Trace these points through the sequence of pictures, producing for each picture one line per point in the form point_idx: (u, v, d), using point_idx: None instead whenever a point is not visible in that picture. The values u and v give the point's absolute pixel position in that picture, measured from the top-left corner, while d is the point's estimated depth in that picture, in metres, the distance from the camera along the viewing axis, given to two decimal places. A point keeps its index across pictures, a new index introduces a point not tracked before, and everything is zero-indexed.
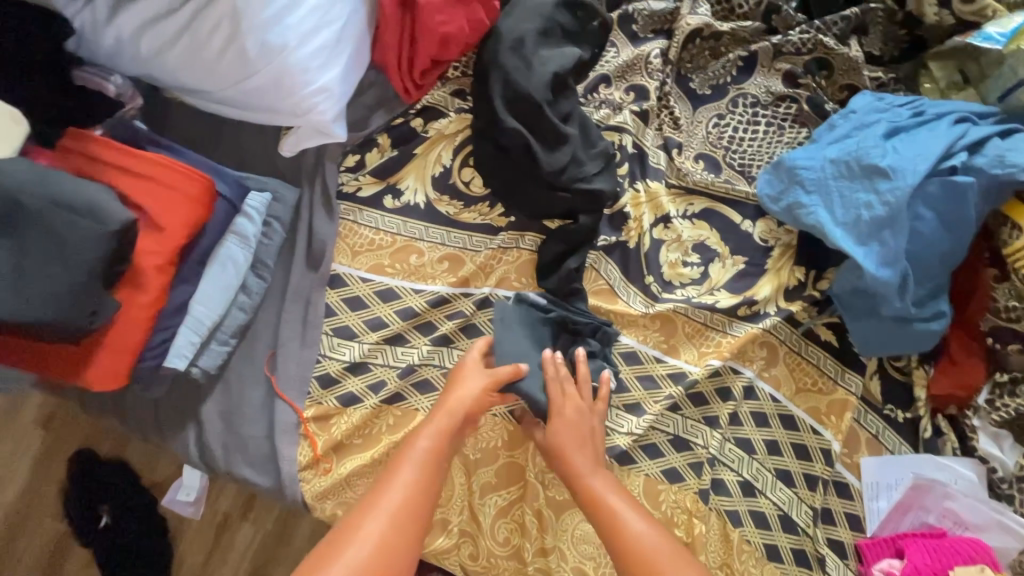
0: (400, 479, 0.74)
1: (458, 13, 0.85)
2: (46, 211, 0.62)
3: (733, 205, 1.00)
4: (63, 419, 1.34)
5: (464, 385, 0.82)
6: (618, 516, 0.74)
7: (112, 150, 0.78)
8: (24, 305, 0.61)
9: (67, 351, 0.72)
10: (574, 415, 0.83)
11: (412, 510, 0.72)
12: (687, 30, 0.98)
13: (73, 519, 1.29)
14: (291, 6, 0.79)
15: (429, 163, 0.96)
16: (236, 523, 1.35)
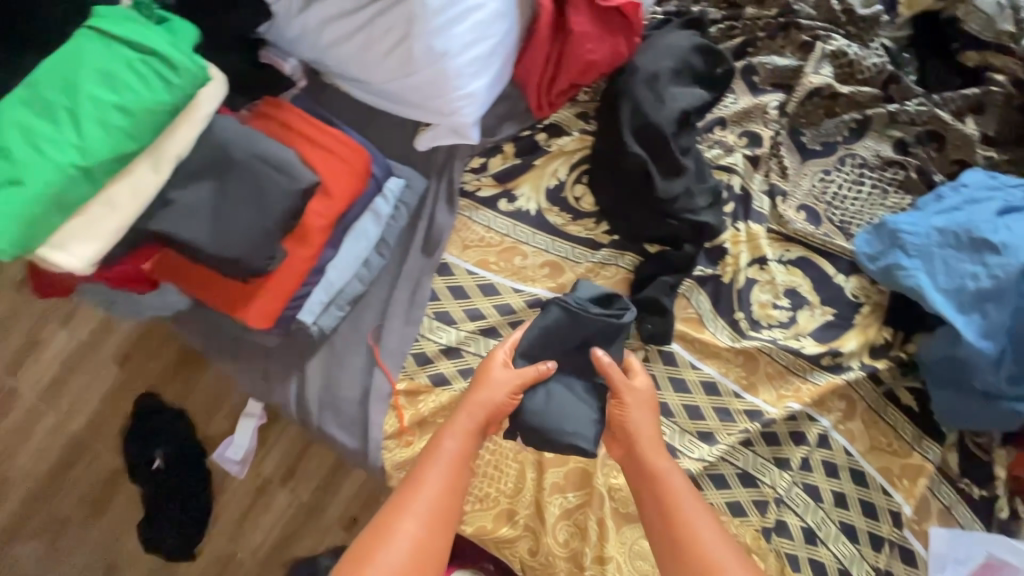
0: (431, 478, 0.81)
1: (605, 43, 0.93)
2: (252, 163, 0.76)
3: (829, 257, 1.03)
4: (139, 362, 1.58)
5: (490, 388, 0.85)
6: (661, 474, 0.83)
7: (285, 108, 0.91)
8: (220, 240, 0.74)
9: (234, 287, 0.86)
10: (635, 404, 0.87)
11: (442, 511, 0.79)
12: (808, 88, 1.02)
13: (132, 456, 1.51)
14: (460, 19, 0.88)
15: (546, 175, 1.03)
16: (274, 490, 1.55)
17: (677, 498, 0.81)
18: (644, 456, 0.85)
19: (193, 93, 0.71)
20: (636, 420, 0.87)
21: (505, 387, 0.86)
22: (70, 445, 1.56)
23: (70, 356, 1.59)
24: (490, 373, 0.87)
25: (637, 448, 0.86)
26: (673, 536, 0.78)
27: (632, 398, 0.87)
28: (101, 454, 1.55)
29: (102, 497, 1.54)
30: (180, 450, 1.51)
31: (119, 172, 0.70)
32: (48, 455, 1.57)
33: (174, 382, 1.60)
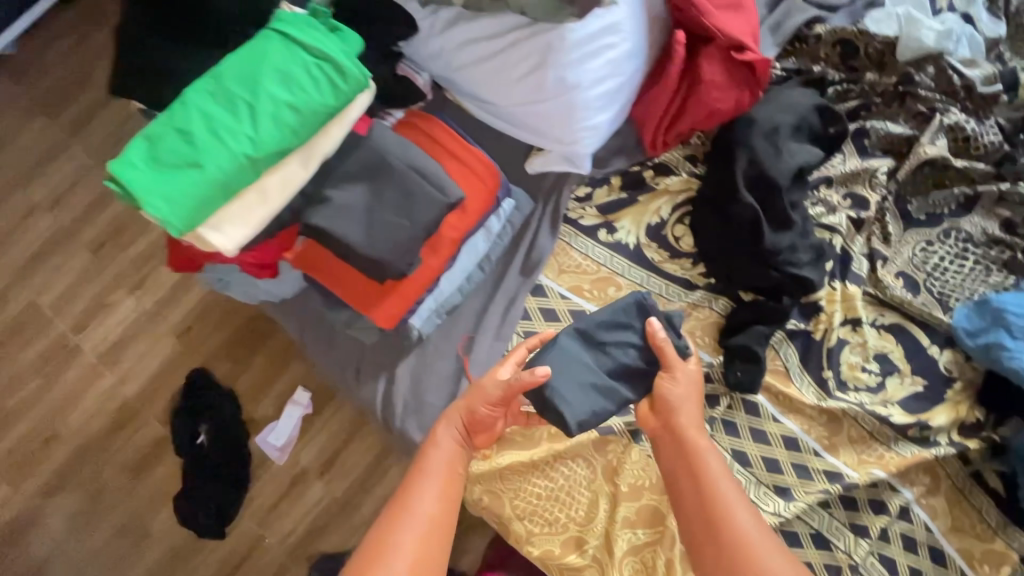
0: (427, 490, 0.82)
1: (731, 93, 0.95)
2: (405, 173, 0.81)
3: (924, 327, 1.02)
4: (197, 337, 1.66)
5: (476, 394, 0.87)
6: (702, 455, 0.81)
7: (426, 120, 0.96)
8: (370, 242, 0.80)
9: (370, 286, 0.92)
10: (681, 391, 0.85)
11: (439, 521, 0.80)
12: (922, 158, 1.02)
13: (180, 429, 1.58)
14: (594, 55, 0.93)
15: (648, 211, 1.05)
16: (310, 480, 1.57)
17: (715, 480, 0.79)
18: (688, 437, 0.82)
19: (354, 97, 0.75)
20: (681, 401, 0.85)
21: (485, 393, 0.86)
22: (121, 408, 1.64)
23: (134, 322, 1.69)
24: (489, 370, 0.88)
25: (677, 427, 0.84)
26: (711, 527, 0.76)
27: (684, 379, 0.86)
28: (148, 422, 1.63)
29: (145, 462, 1.61)
30: (226, 426, 1.58)
31: (276, 163, 0.74)
32: (95, 417, 1.64)
33: (226, 361, 1.64)
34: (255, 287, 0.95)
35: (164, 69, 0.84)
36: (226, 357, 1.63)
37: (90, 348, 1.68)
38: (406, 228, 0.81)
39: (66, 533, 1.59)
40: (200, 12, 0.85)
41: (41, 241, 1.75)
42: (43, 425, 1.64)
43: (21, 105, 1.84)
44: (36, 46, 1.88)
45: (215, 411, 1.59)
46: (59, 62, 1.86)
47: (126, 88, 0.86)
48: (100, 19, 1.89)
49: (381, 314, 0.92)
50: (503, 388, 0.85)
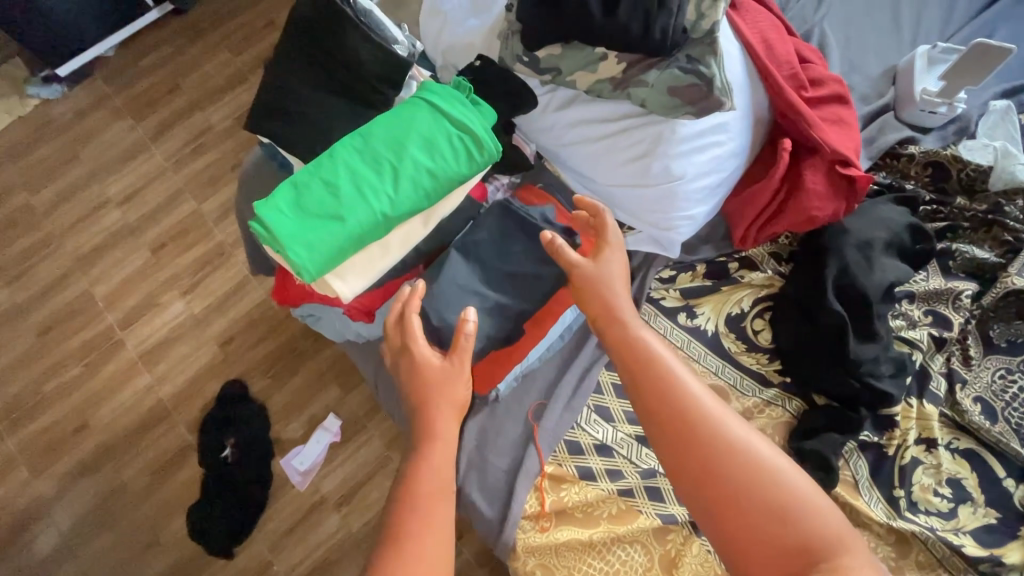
0: (420, 539, 0.66)
1: (830, 204, 0.98)
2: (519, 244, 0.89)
3: (1000, 457, 1.00)
4: (239, 349, 1.68)
5: (452, 384, 0.77)
6: (632, 326, 0.78)
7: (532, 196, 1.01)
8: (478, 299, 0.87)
9: None
10: (593, 271, 0.83)
11: (436, 553, 0.66)
12: (1008, 288, 1.02)
13: (208, 439, 1.57)
14: (700, 151, 0.97)
15: (730, 301, 1.07)
16: (328, 512, 1.53)
17: (650, 348, 0.76)
18: (619, 319, 0.79)
19: (483, 167, 0.80)
20: (611, 284, 0.82)
21: (454, 378, 0.77)
22: (150, 409, 1.64)
23: (181, 324, 1.71)
24: (418, 363, 0.77)
25: (606, 305, 0.81)
26: (655, 402, 0.72)
27: (605, 254, 0.84)
28: (176, 427, 1.62)
29: (166, 468, 1.59)
30: (255, 444, 1.57)
31: (403, 221, 0.78)
32: (124, 414, 1.64)
33: (266, 377, 1.65)
34: (343, 326, 0.96)
35: (302, 116, 0.90)
36: (266, 373, 1.65)
37: (134, 344, 1.70)
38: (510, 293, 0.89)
39: (72, 530, 1.55)
40: (341, 64, 0.90)
41: (107, 233, 1.81)
42: (73, 415, 1.64)
43: (113, 104, 1.95)
44: (137, 52, 2.01)
45: (247, 425, 1.59)
46: (155, 70, 1.98)
47: (260, 125, 0.92)
48: (197, 35, 2.01)
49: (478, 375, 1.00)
50: (464, 362, 0.78)
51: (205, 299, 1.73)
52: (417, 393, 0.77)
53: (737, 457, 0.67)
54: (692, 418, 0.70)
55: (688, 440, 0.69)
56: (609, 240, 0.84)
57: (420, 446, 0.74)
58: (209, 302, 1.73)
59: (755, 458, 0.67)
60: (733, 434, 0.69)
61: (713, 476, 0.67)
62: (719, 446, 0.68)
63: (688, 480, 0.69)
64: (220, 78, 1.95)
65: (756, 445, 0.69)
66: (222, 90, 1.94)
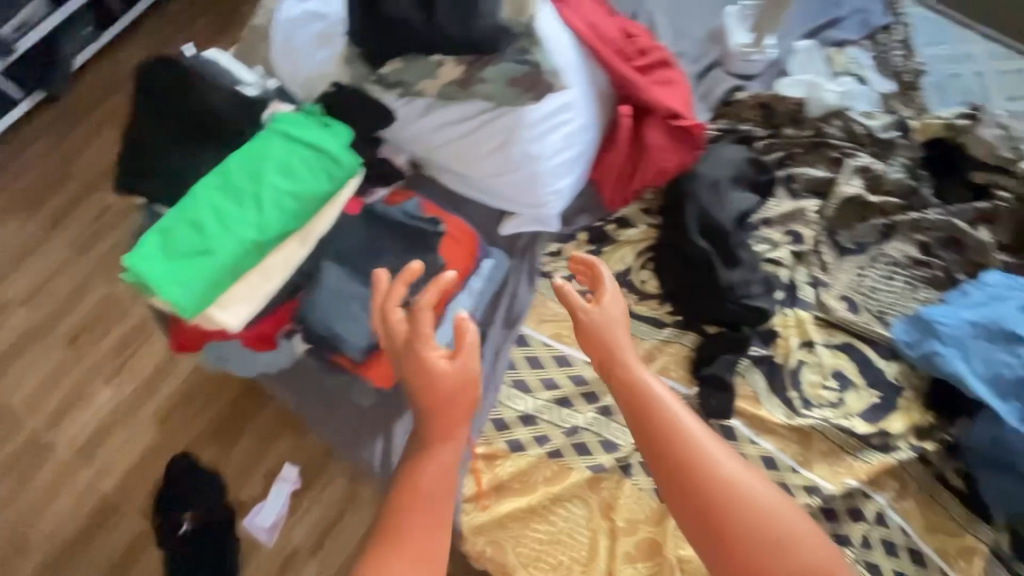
0: (412, 538, 0.70)
1: (675, 153, 1.11)
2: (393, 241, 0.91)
3: (870, 342, 1.13)
4: (179, 421, 1.64)
5: (462, 388, 0.75)
6: (637, 375, 0.81)
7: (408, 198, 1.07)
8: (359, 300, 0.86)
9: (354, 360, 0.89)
10: (603, 318, 0.84)
11: (428, 550, 0.71)
12: (842, 197, 1.18)
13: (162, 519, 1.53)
14: (552, 131, 1.07)
15: (615, 260, 1.16)
16: (302, 561, 1.51)
17: (658, 396, 0.79)
18: (625, 365, 0.82)
19: (345, 181, 0.86)
20: (611, 332, 0.84)
21: (468, 384, 0.76)
22: (97, 505, 1.58)
23: (118, 410, 1.66)
24: (430, 368, 0.75)
25: (610, 352, 0.83)
26: (668, 449, 0.76)
27: (610, 299, 0.86)
28: (128, 517, 1.56)
29: (125, 560, 1.53)
30: (214, 511, 1.54)
31: (278, 244, 0.83)
32: (70, 517, 1.57)
33: (212, 443, 1.62)
34: (256, 361, 0.98)
35: (171, 170, 0.93)
36: (211, 438, 1.62)
37: (67, 443, 1.63)
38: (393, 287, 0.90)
39: None
40: (198, 113, 0.95)
41: (16, 337, 1.74)
42: (12, 532, 1.56)
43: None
44: (15, 148, 1.95)
45: (201, 495, 1.55)
46: (38, 162, 1.92)
47: (131, 185, 0.94)
48: (75, 119, 1.97)
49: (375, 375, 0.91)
50: (477, 364, 0.76)
51: (135, 380, 1.68)
52: (421, 397, 0.76)
53: (736, 499, 0.72)
54: (701, 465, 0.74)
55: (694, 484, 0.74)
56: (607, 291, 0.86)
57: (432, 444, 0.76)
58: (139, 382, 1.68)
59: (754, 499, 0.72)
60: (730, 474, 0.74)
61: (720, 519, 0.72)
62: (725, 492, 0.73)
63: (691, 516, 0.73)
64: (101, 156, 1.90)
65: (756, 486, 0.73)
66: (108, 169, 1.90)
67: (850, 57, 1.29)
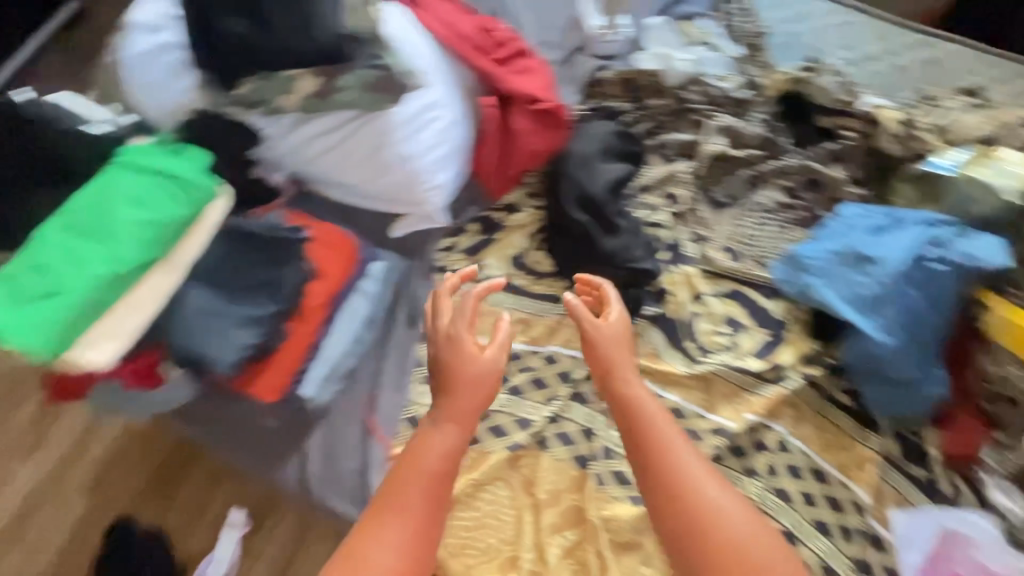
0: (414, 505, 0.75)
1: (543, 136, 1.17)
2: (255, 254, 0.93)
3: (754, 286, 1.20)
4: None
5: (479, 375, 0.86)
6: (634, 392, 0.86)
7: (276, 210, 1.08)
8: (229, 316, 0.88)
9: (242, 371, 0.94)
10: (606, 333, 0.92)
11: (425, 525, 0.74)
12: (708, 155, 1.26)
13: None
14: (421, 130, 1.09)
15: (507, 245, 1.20)
16: None
17: (652, 413, 0.83)
18: (625, 382, 0.88)
19: (206, 204, 0.87)
20: (613, 350, 0.91)
21: (489, 374, 0.87)
22: None
23: (33, 490, 1.34)
24: (463, 356, 0.87)
25: (608, 367, 0.90)
26: (655, 461, 0.79)
27: (615, 318, 0.94)
28: None
29: None
30: None
31: (141, 275, 0.83)
32: None
33: None
34: (148, 398, 0.98)
35: (30, 218, 0.92)
36: None
37: None
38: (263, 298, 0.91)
39: None
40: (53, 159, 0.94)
41: None
42: None
43: None
44: None
45: None
46: None
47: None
48: None
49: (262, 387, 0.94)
50: (504, 356, 0.89)
51: None
52: (442, 381, 0.87)
53: (716, 526, 0.73)
54: (685, 481, 0.76)
55: (676, 499, 0.75)
56: (614, 310, 0.95)
57: (444, 420, 0.83)
58: None
59: (734, 523, 0.73)
60: (713, 499, 0.75)
61: (698, 535, 0.73)
62: (704, 512, 0.74)
63: (669, 532, 0.75)
64: None
65: (739, 518, 0.73)
66: None
67: (701, 27, 1.38)
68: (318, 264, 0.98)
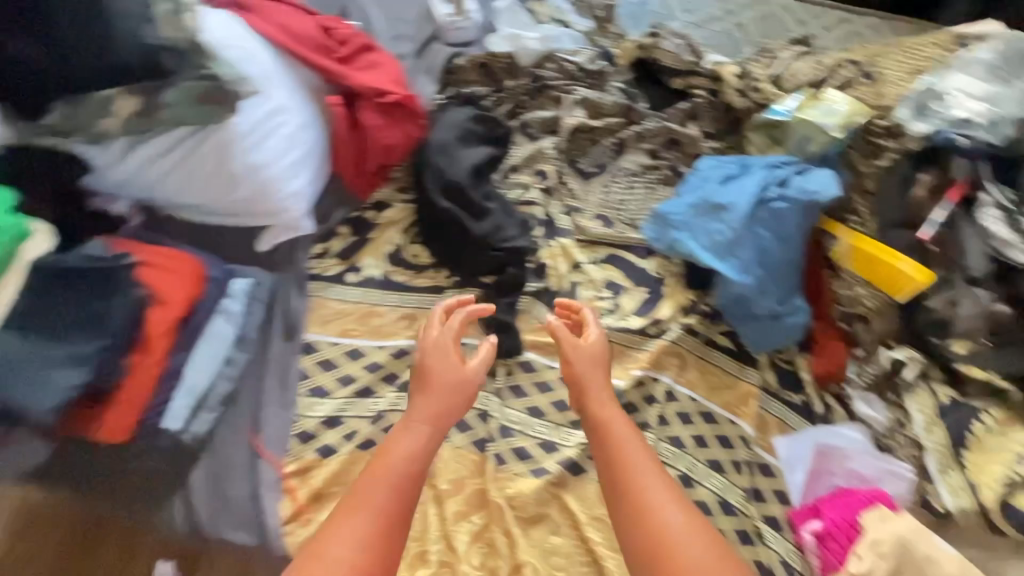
0: (375, 498, 0.78)
1: (396, 130, 1.15)
2: (77, 290, 0.88)
3: (629, 248, 1.24)
4: None
5: (456, 386, 0.91)
6: (607, 417, 0.90)
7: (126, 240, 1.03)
8: (48, 358, 0.84)
9: (84, 411, 0.89)
10: (583, 351, 0.97)
11: (387, 532, 0.76)
12: (568, 128, 1.30)
13: None
14: (268, 137, 1.05)
15: (383, 243, 1.18)
16: None
17: (622, 439, 0.87)
18: (600, 406, 0.91)
19: (17, 245, 0.87)
20: (584, 371, 0.96)
21: (465, 385, 0.91)
22: None
23: None
24: (443, 366, 0.92)
25: (582, 389, 0.94)
26: (626, 481, 0.83)
27: (594, 337, 0.99)
28: None
29: None
30: None
31: None
32: None
33: None
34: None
35: None
36: None
37: None
38: (91, 334, 0.87)
39: None
40: None
41: None
42: None
43: None
44: None
45: None
46: None
47: None
48: None
49: (105, 428, 0.89)
50: (482, 370, 0.93)
51: None
52: (418, 390, 0.91)
53: (673, 547, 0.77)
54: (649, 502, 0.81)
55: (642, 519, 0.80)
56: (594, 332, 0.99)
57: (416, 426, 0.86)
58: None
59: (692, 544, 0.77)
60: (675, 522, 0.79)
61: (663, 551, 0.77)
62: (666, 532, 0.78)
63: (631, 551, 0.79)
64: None
65: (693, 542, 0.77)
66: None
67: (552, 6, 1.41)
68: (154, 288, 0.93)
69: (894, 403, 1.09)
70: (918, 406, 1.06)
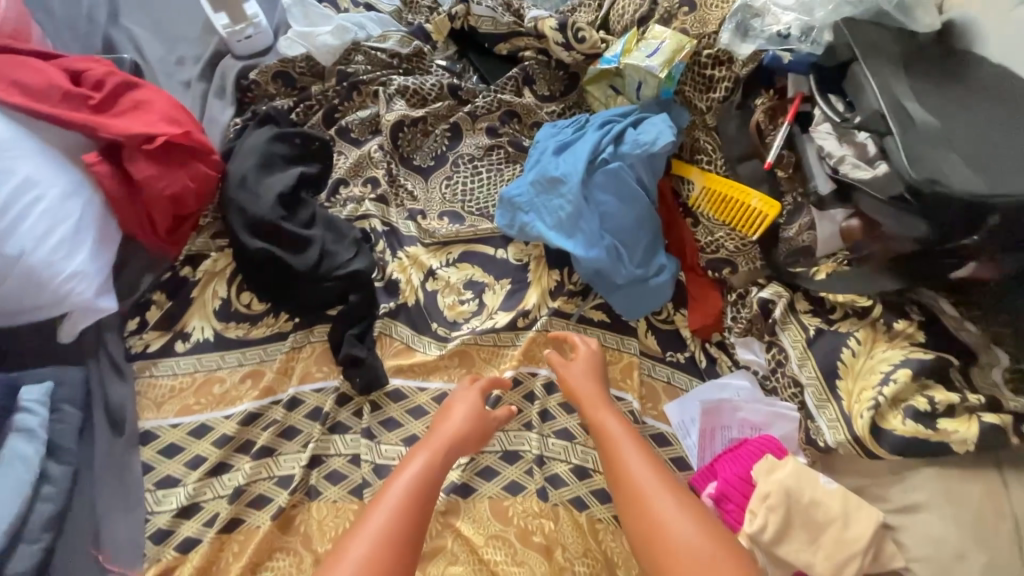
0: (390, 497, 0.82)
1: (178, 175, 1.01)
2: None
3: (484, 240, 1.14)
4: None
5: (473, 425, 0.93)
6: (604, 417, 0.92)
7: None
8: None
9: None
10: (581, 362, 0.98)
11: (398, 536, 0.79)
12: (389, 125, 1.17)
13: None
14: (22, 217, 0.89)
15: (208, 300, 1.06)
16: None
17: (617, 436, 0.89)
18: (597, 408, 0.93)
19: None
20: (579, 381, 0.96)
21: (484, 414, 0.95)
22: None
23: None
24: (459, 406, 0.95)
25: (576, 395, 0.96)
26: (622, 473, 0.86)
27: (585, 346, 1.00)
28: None
29: None
30: None
31: None
32: None
33: None
34: None
35: None
36: None
37: None
38: None
39: None
40: None
41: None
42: None
43: None
44: None
45: None
46: None
47: None
48: None
49: None
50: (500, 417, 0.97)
51: None
52: (435, 422, 0.94)
53: (669, 532, 0.79)
54: (647, 487, 0.83)
55: (641, 505, 0.82)
56: (585, 344, 1.00)
57: (430, 442, 0.90)
58: None
59: (683, 525, 0.79)
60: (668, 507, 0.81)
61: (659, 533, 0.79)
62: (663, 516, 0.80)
63: (632, 535, 0.82)
64: None
65: (689, 529, 0.79)
66: None
67: None
68: None
69: (770, 343, 1.04)
70: (791, 341, 1.01)
